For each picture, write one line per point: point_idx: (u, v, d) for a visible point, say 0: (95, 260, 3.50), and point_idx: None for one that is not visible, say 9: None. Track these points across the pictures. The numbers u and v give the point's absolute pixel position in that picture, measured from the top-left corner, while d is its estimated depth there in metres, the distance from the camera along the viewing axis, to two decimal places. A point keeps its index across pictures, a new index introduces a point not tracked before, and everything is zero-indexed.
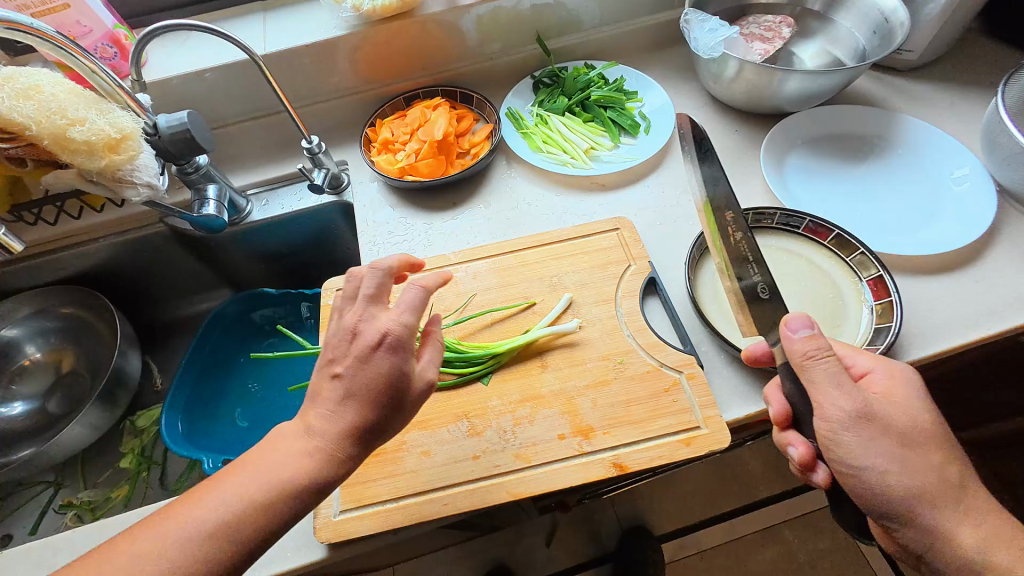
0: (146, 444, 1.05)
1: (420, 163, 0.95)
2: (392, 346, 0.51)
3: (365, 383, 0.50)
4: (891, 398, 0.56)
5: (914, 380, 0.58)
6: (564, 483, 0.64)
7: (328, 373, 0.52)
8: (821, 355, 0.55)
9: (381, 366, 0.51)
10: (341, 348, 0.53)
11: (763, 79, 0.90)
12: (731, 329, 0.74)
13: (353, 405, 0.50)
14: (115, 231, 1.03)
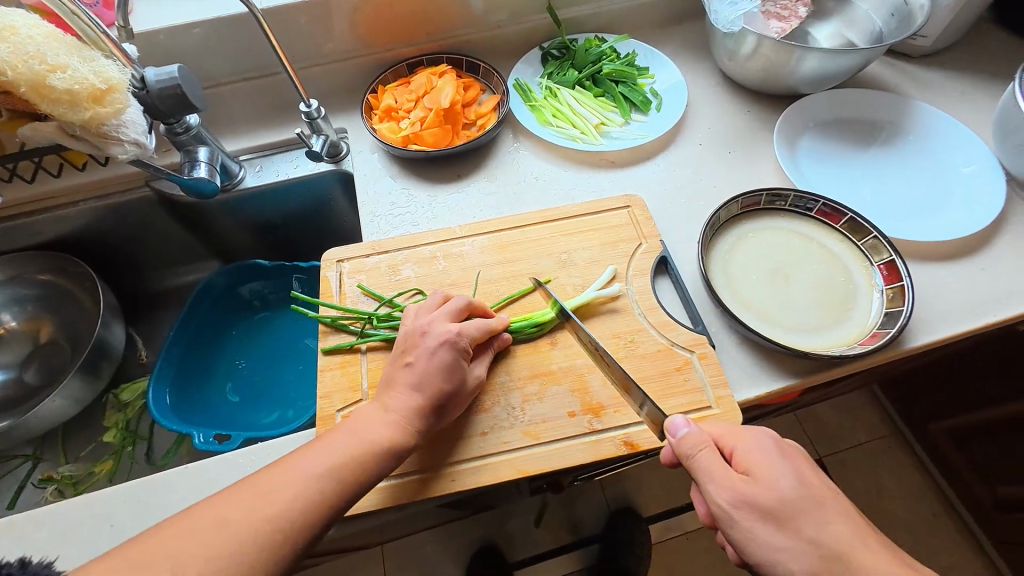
0: (131, 419, 1.01)
1: (425, 132, 0.91)
2: (458, 345, 0.63)
3: (433, 372, 0.61)
4: (758, 476, 0.51)
5: (769, 440, 0.54)
6: (573, 461, 0.63)
7: (400, 362, 0.63)
8: (700, 453, 0.53)
9: (448, 361, 0.62)
10: (413, 342, 0.64)
11: (781, 57, 0.88)
12: (746, 314, 0.73)
13: (421, 391, 0.60)
14: (97, 193, 0.97)
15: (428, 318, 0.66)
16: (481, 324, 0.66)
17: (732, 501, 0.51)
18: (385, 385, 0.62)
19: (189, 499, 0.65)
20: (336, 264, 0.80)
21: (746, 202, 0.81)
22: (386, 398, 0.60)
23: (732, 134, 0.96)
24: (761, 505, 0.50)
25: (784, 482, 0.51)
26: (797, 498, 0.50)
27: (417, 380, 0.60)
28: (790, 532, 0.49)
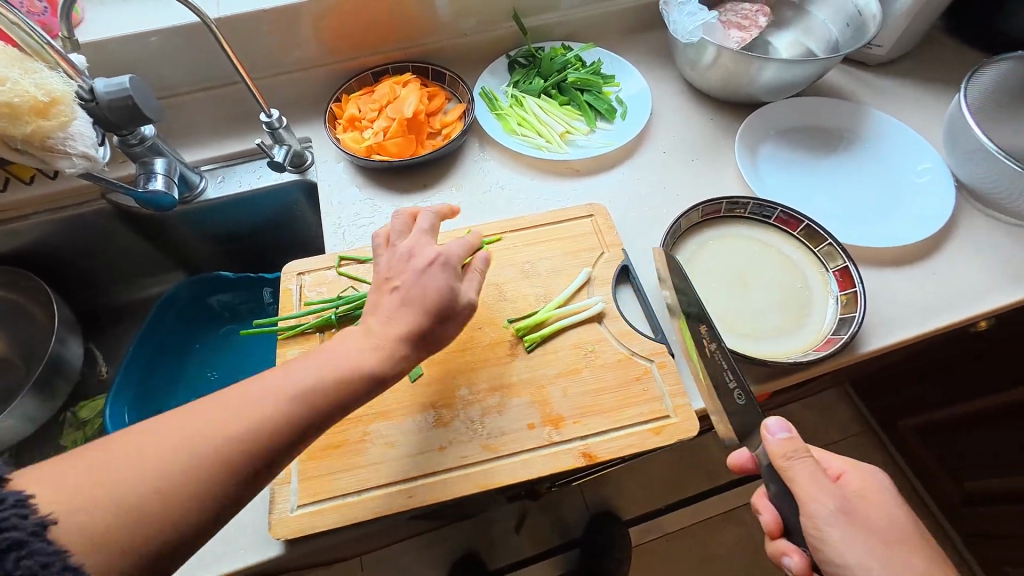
0: (90, 437, 0.98)
1: (389, 142, 0.91)
2: (448, 265, 0.58)
3: (423, 294, 0.56)
4: (866, 498, 0.55)
5: (881, 480, 0.58)
6: (532, 474, 0.62)
7: (386, 288, 0.58)
8: (803, 456, 0.55)
9: (440, 282, 0.57)
10: (400, 265, 0.60)
11: (740, 67, 0.90)
12: (736, 335, 0.72)
13: (407, 311, 0.55)
14: (48, 206, 0.94)
15: (415, 240, 0.63)
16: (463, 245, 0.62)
17: (837, 508, 0.52)
18: (369, 309, 0.58)
19: None
20: (296, 277, 0.79)
21: (706, 210, 0.82)
22: (368, 323, 0.56)
23: (695, 142, 0.97)
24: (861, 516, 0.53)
25: (888, 514, 0.54)
26: (894, 529, 0.53)
27: (404, 304, 0.56)
28: (884, 552, 0.51)
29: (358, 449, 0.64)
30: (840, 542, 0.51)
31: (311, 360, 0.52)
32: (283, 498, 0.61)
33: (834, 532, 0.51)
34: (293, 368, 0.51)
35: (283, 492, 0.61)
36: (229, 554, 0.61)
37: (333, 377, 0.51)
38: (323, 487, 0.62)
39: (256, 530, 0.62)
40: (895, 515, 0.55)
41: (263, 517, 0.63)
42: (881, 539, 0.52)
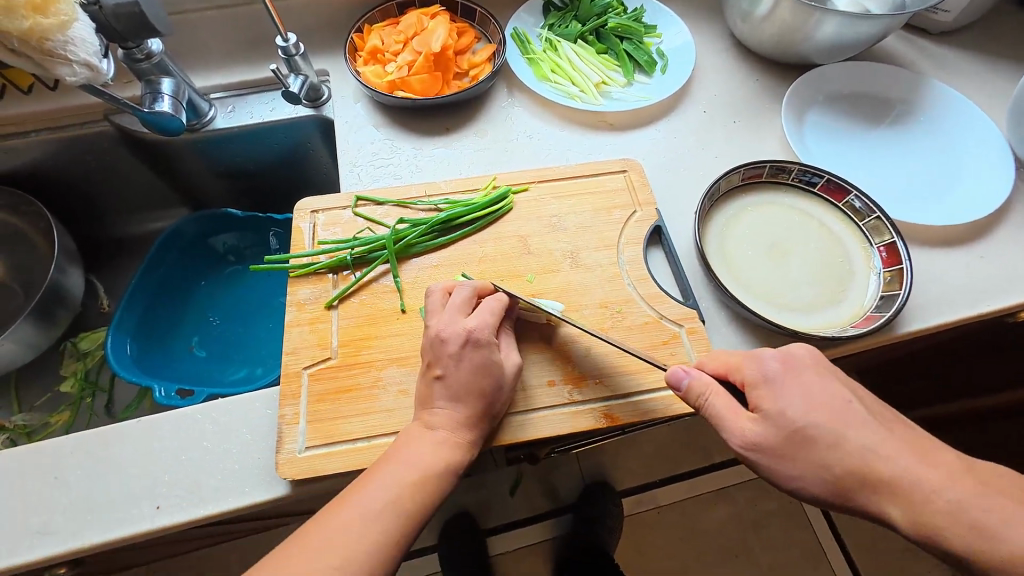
0: (91, 368, 0.96)
1: (413, 78, 0.85)
2: (480, 340, 0.58)
3: (468, 377, 0.56)
4: (778, 400, 0.52)
5: (779, 363, 0.54)
6: (551, 431, 0.60)
7: (430, 376, 0.57)
8: (711, 395, 0.54)
9: (480, 359, 0.57)
10: (435, 350, 0.58)
11: (798, 20, 0.83)
12: (803, 317, 0.68)
13: (462, 400, 0.56)
14: (47, 125, 0.89)
15: (439, 320, 0.60)
16: (492, 306, 0.60)
17: (743, 441, 0.52)
18: (420, 404, 0.57)
19: (137, 454, 0.60)
20: (309, 215, 0.75)
21: (748, 173, 0.77)
22: (425, 416, 0.56)
23: (738, 103, 0.91)
24: (775, 428, 0.51)
25: (795, 410, 0.51)
26: (813, 423, 0.50)
27: (454, 391, 0.56)
28: (804, 460, 0.50)
29: (371, 394, 0.61)
30: (766, 464, 0.51)
31: (389, 469, 0.52)
32: (291, 439, 0.58)
33: (756, 459, 0.52)
34: None
35: (291, 432, 0.59)
36: (233, 492, 0.58)
37: (408, 472, 0.52)
38: (334, 430, 0.59)
39: (262, 469, 0.59)
40: (803, 402, 0.51)
41: (269, 457, 0.60)
42: (795, 446, 0.50)
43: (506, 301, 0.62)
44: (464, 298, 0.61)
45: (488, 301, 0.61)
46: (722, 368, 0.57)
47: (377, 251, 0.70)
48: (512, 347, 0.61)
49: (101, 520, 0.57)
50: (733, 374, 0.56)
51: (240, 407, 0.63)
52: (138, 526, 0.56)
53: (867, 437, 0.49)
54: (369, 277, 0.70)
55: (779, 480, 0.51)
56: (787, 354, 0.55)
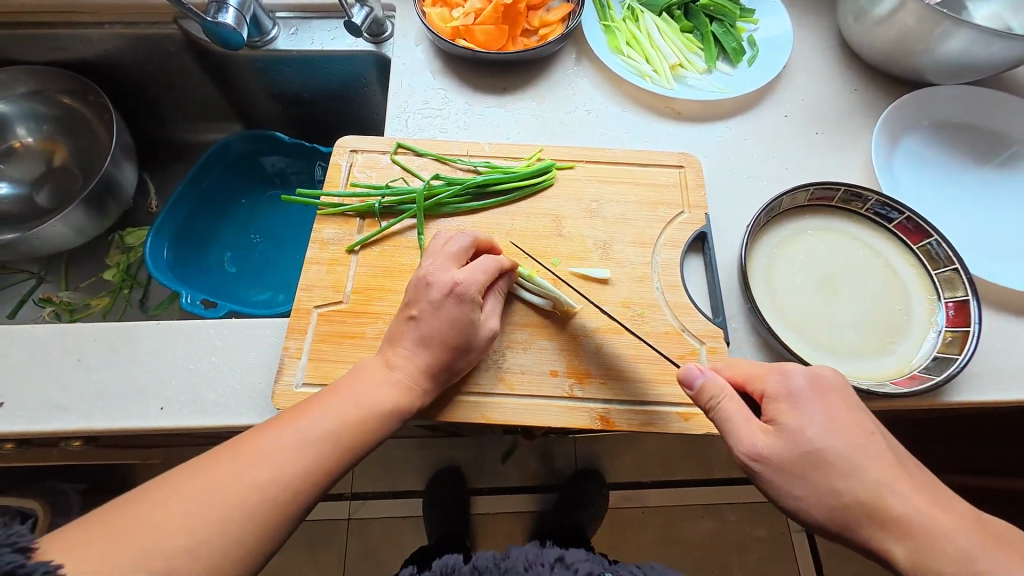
0: (132, 263, 1.01)
1: (478, 28, 0.80)
2: (464, 296, 0.57)
3: (442, 327, 0.56)
4: (800, 422, 0.48)
5: (802, 381, 0.50)
6: (542, 421, 0.58)
7: (404, 315, 0.58)
8: (723, 398, 0.52)
9: (458, 314, 0.57)
10: (417, 292, 0.58)
11: (921, 28, 0.72)
12: (840, 360, 0.63)
13: (426, 348, 0.56)
14: (121, 19, 0.91)
15: (432, 262, 0.60)
16: (488, 264, 0.60)
17: (764, 446, 0.48)
18: (388, 340, 0.57)
19: (151, 355, 0.63)
20: (348, 153, 0.74)
21: (817, 194, 0.70)
22: (389, 354, 0.56)
23: (827, 113, 0.81)
24: (791, 453, 0.47)
25: (815, 429, 0.47)
26: (835, 447, 0.47)
27: (423, 337, 0.56)
28: (814, 481, 0.46)
29: (373, 345, 0.61)
30: (770, 479, 0.48)
31: (332, 399, 0.52)
32: (290, 372, 0.60)
33: (762, 472, 0.48)
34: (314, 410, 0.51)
35: (291, 365, 0.60)
36: (230, 409, 0.60)
37: (352, 408, 0.52)
38: (331, 372, 0.60)
39: (260, 395, 0.61)
40: (825, 424, 0.47)
41: (268, 385, 0.62)
42: (810, 465, 0.47)
43: (505, 263, 0.61)
44: (461, 249, 0.61)
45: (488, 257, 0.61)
46: (740, 376, 0.55)
47: (406, 204, 0.69)
48: (495, 312, 0.60)
49: (110, 408, 0.60)
50: (753, 383, 0.53)
51: (251, 331, 0.64)
52: (141, 422, 0.60)
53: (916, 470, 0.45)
54: (395, 228, 0.69)
55: (788, 496, 0.47)
56: (817, 374, 0.51)
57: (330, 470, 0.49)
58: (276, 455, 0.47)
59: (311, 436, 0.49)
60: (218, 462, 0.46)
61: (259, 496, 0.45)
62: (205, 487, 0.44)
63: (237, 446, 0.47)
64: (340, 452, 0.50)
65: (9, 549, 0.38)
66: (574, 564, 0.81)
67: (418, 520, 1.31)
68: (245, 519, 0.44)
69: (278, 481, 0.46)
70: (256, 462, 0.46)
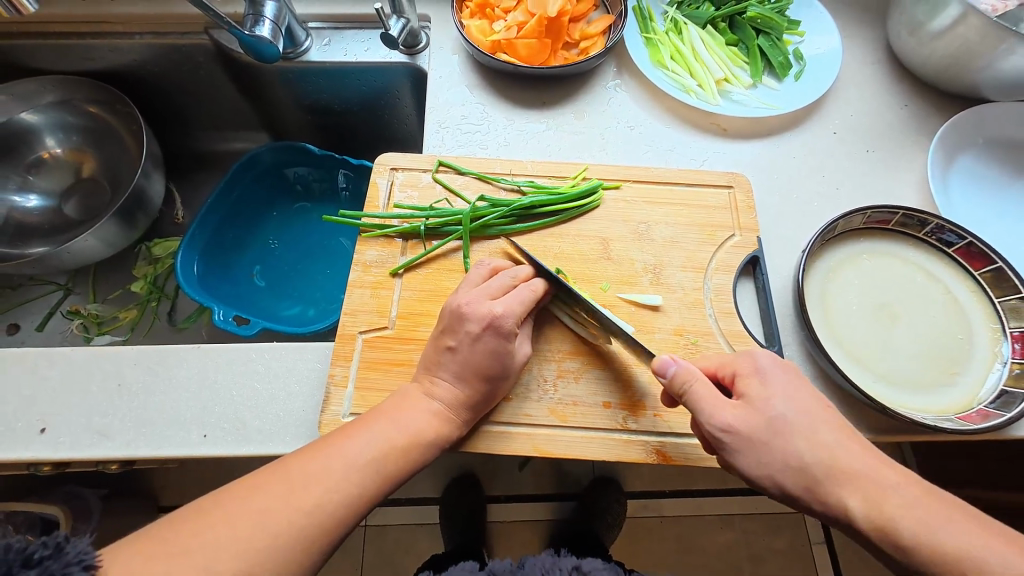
0: (160, 275, 1.00)
1: (521, 42, 0.78)
2: (501, 328, 0.55)
3: (477, 360, 0.54)
4: (766, 399, 0.48)
5: (768, 358, 0.51)
6: (598, 456, 0.57)
7: (440, 344, 0.56)
8: (694, 381, 0.50)
9: (495, 346, 0.54)
10: (453, 321, 0.56)
11: (984, 45, 0.69)
12: (900, 394, 0.61)
13: (476, 388, 0.54)
14: (152, 29, 0.89)
15: (470, 292, 0.57)
16: (524, 294, 0.58)
17: (727, 423, 0.48)
18: (425, 367, 0.56)
19: (194, 381, 0.62)
20: (388, 172, 0.72)
21: (873, 217, 0.67)
22: (427, 382, 0.55)
23: (877, 130, 0.79)
24: (755, 431, 0.47)
25: (859, 459, 0.45)
26: (798, 418, 0.47)
27: (462, 369, 0.54)
28: (775, 449, 0.46)
29: None
30: (734, 449, 0.48)
31: (377, 424, 0.51)
32: (337, 402, 0.58)
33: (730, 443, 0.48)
34: (357, 433, 0.49)
35: (338, 395, 0.58)
36: (275, 438, 0.59)
37: (396, 433, 0.50)
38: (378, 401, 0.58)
39: (304, 424, 0.60)
40: (790, 398, 0.48)
41: (313, 413, 0.60)
42: (771, 434, 0.47)
43: (540, 289, 0.59)
44: (501, 281, 0.59)
45: (523, 285, 0.59)
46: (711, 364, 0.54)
47: (451, 225, 0.67)
48: (527, 339, 0.59)
49: (153, 436, 0.59)
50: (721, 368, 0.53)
51: (293, 357, 0.63)
52: (184, 450, 0.58)
53: None
54: (440, 250, 0.67)
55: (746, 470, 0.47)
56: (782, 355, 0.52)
57: (371, 499, 0.48)
58: (323, 478, 0.46)
59: (358, 462, 0.47)
60: (268, 483, 0.44)
61: (308, 519, 0.44)
62: (259, 511, 0.42)
63: (286, 467, 0.46)
64: (381, 479, 0.48)
65: (77, 568, 0.36)
66: (592, 573, 0.75)
67: (435, 527, 1.29)
68: (293, 544, 0.42)
69: (326, 506, 0.45)
70: (305, 485, 0.45)
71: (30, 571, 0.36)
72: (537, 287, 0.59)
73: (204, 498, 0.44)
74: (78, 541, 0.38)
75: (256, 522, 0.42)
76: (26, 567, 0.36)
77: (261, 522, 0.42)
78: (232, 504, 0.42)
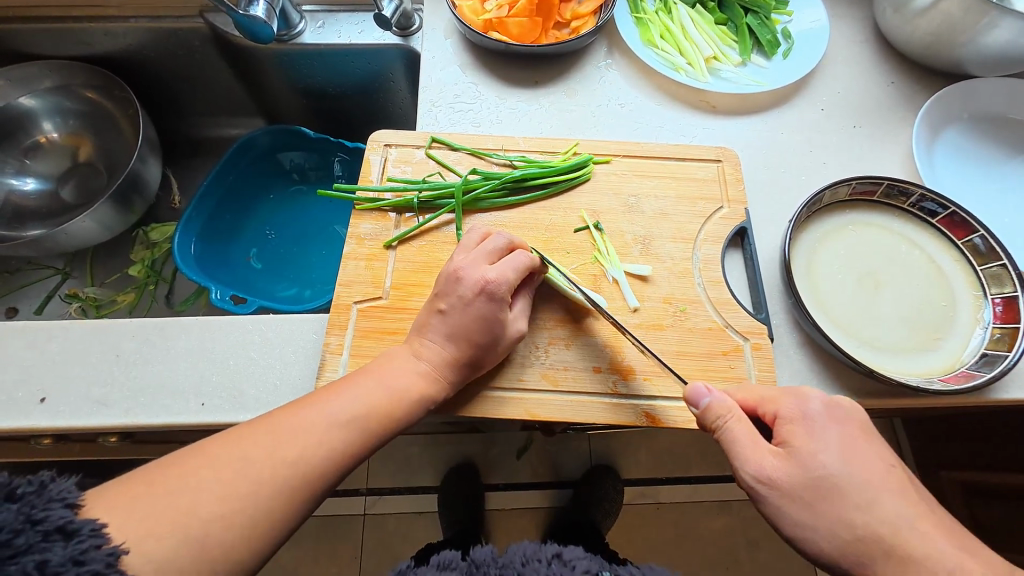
0: (157, 258, 1.01)
1: (511, 20, 0.80)
2: (495, 295, 0.56)
3: (469, 326, 0.55)
4: (808, 450, 0.46)
5: (818, 405, 0.48)
6: (588, 419, 0.58)
7: (432, 309, 0.57)
8: (729, 422, 0.49)
9: (485, 311, 0.55)
10: (447, 286, 0.57)
11: (966, 19, 0.70)
12: (885, 359, 0.62)
13: (467, 355, 0.55)
14: (147, 13, 0.90)
15: (465, 257, 0.59)
16: (517, 262, 0.58)
17: (764, 474, 0.46)
18: (415, 330, 0.57)
19: (191, 351, 0.63)
20: (382, 148, 0.73)
21: (858, 189, 0.69)
22: (416, 344, 0.56)
23: (864, 106, 0.80)
24: (794, 489, 0.45)
25: (829, 455, 0.45)
26: (848, 475, 0.45)
27: (453, 334, 0.55)
28: (822, 512, 0.44)
29: None
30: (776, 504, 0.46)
31: (361, 383, 0.51)
32: (332, 368, 0.59)
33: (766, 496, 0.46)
34: (340, 392, 0.50)
35: (332, 362, 0.60)
36: (271, 405, 0.60)
37: (379, 393, 0.51)
38: None
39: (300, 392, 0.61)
40: (838, 453, 0.45)
41: (309, 382, 0.61)
42: (817, 493, 0.44)
43: (535, 262, 0.59)
44: (494, 249, 0.59)
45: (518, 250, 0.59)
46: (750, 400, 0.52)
47: (444, 199, 0.68)
48: (522, 315, 0.59)
49: (151, 404, 0.60)
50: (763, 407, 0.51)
51: (290, 327, 0.64)
52: (182, 418, 0.59)
53: None
54: (432, 223, 0.68)
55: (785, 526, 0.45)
56: (833, 401, 0.49)
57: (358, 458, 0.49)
58: (306, 432, 0.46)
59: (340, 418, 0.48)
60: (252, 435, 0.45)
61: (298, 473, 0.45)
62: (245, 462, 0.43)
63: (269, 421, 0.47)
64: (367, 436, 0.49)
65: (59, 505, 0.38)
66: (573, 562, 0.73)
67: (434, 515, 1.30)
68: (283, 495, 0.44)
69: (316, 462, 0.46)
70: (287, 441, 0.46)
71: (11, 504, 0.36)
72: (533, 260, 0.59)
73: (194, 444, 0.45)
74: (63, 481, 0.39)
75: (247, 473, 0.43)
76: (9, 502, 0.37)
77: (252, 474, 0.43)
78: (224, 457, 0.44)
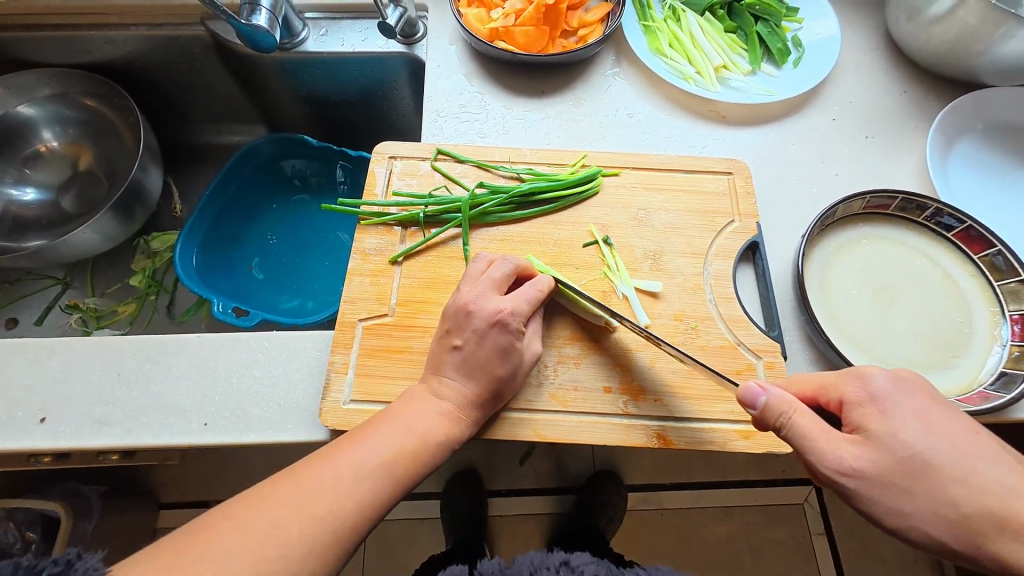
0: (158, 268, 0.99)
1: (518, 29, 0.78)
2: (509, 325, 0.55)
3: (486, 358, 0.54)
4: (890, 431, 0.45)
5: (884, 379, 0.47)
6: (599, 441, 0.57)
7: (447, 344, 0.55)
8: (795, 415, 0.47)
9: (503, 342, 0.54)
10: (459, 320, 0.55)
11: (983, 28, 0.69)
12: None
13: (476, 377, 0.54)
14: (148, 20, 0.89)
15: (474, 288, 0.57)
16: (530, 293, 0.57)
17: (847, 467, 0.45)
18: (431, 368, 0.55)
19: (194, 368, 0.62)
20: (387, 160, 0.71)
21: (872, 202, 0.68)
22: (434, 382, 0.54)
23: (876, 115, 0.79)
24: (883, 475, 0.44)
25: (911, 433, 0.44)
26: (938, 458, 0.44)
27: (467, 368, 0.54)
28: (919, 493, 0.43)
29: (421, 359, 0.60)
30: (866, 494, 0.44)
31: (386, 427, 0.50)
32: (338, 389, 0.58)
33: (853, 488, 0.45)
34: (365, 440, 0.49)
35: (338, 381, 0.58)
36: (276, 425, 0.59)
37: (405, 437, 0.50)
38: (378, 388, 0.58)
39: (305, 412, 0.60)
40: (922, 427, 0.45)
41: (313, 401, 0.60)
42: (912, 475, 0.44)
43: (546, 288, 0.58)
44: (503, 274, 0.58)
45: (529, 286, 0.58)
46: (809, 390, 0.51)
47: (451, 213, 0.67)
48: (536, 336, 0.58)
49: (153, 424, 0.59)
50: (826, 393, 0.50)
51: (294, 344, 0.63)
52: (184, 438, 0.58)
53: (1005, 502, 0.42)
54: (439, 238, 0.67)
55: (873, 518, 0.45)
56: (898, 373, 0.48)
57: (377, 501, 0.47)
58: (333, 487, 0.45)
59: (368, 467, 0.47)
60: (279, 494, 0.44)
61: (308, 506, 0.44)
62: (268, 519, 0.42)
63: (296, 478, 0.46)
64: (390, 484, 0.48)
65: None
66: (581, 566, 0.73)
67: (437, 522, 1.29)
68: (293, 528, 0.43)
69: (327, 494, 0.45)
70: (314, 494, 0.45)
71: None
72: (541, 286, 0.58)
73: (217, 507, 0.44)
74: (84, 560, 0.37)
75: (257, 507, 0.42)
76: None
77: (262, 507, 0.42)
78: None
